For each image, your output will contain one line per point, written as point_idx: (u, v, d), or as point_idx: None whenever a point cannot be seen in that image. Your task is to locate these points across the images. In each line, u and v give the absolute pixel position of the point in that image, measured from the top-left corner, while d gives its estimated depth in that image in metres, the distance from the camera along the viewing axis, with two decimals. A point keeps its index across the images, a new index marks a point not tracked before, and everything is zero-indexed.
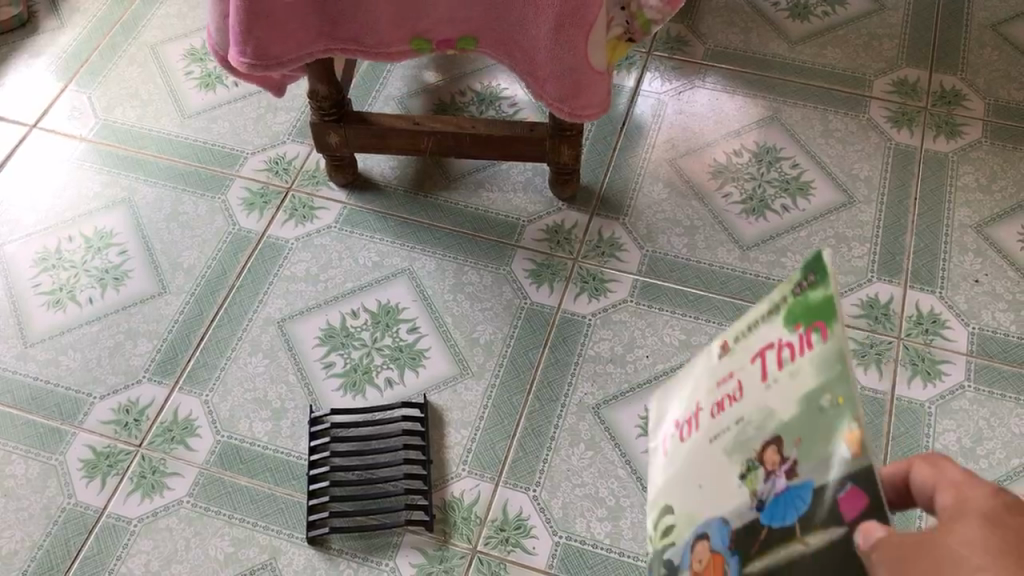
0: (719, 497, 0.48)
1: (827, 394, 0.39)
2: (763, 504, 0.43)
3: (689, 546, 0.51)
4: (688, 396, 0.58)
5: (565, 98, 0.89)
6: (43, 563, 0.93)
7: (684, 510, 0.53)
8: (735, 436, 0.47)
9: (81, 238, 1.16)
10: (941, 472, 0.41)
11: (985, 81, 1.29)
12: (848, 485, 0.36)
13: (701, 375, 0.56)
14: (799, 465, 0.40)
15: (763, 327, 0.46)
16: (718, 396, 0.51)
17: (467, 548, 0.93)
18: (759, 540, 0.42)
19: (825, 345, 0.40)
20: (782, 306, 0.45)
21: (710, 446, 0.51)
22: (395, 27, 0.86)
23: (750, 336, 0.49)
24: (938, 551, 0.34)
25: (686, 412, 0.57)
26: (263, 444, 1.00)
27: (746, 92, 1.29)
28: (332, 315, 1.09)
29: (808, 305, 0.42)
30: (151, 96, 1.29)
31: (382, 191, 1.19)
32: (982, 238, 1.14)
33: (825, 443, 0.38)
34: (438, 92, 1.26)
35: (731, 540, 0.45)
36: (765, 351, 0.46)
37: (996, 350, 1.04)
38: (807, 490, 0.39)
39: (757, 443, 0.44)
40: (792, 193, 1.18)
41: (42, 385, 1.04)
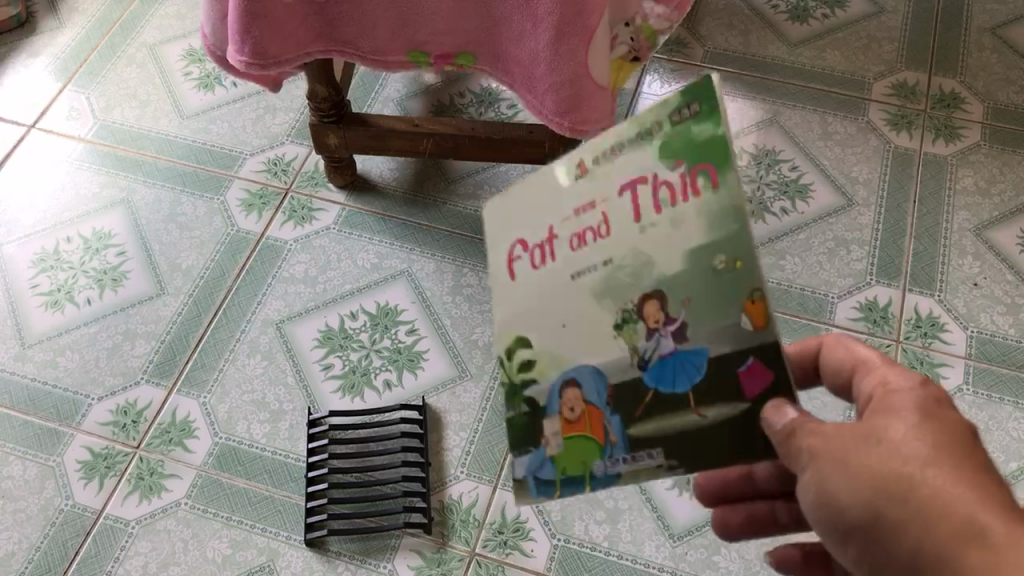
0: (586, 343, 0.46)
1: (718, 258, 0.42)
2: (646, 363, 0.45)
3: (551, 394, 0.47)
4: (502, 215, 0.50)
5: (568, 112, 0.85)
6: (41, 565, 0.92)
7: (539, 350, 0.47)
8: (604, 279, 0.45)
9: (79, 239, 1.16)
10: (856, 352, 0.52)
11: (984, 84, 1.29)
12: (748, 363, 0.43)
13: (520, 192, 0.49)
14: (692, 327, 0.43)
15: (622, 143, 0.44)
16: (568, 225, 0.46)
17: (465, 550, 0.93)
18: (642, 402, 0.45)
19: (716, 194, 0.41)
20: (649, 127, 0.43)
21: (563, 284, 0.47)
22: (392, 36, 0.87)
23: (609, 158, 0.45)
24: (884, 446, 0.43)
25: (511, 235, 0.49)
26: (261, 446, 1.00)
27: (745, 95, 1.29)
28: (330, 316, 1.09)
29: (695, 143, 0.41)
30: (149, 97, 1.29)
31: (380, 191, 1.19)
32: (981, 241, 1.14)
33: (728, 314, 0.42)
34: (437, 93, 1.26)
35: (611, 397, 0.46)
36: (635, 185, 0.44)
37: (994, 353, 1.05)
38: (703, 357, 0.44)
39: (637, 296, 0.44)
40: (791, 196, 1.18)
41: (40, 386, 1.04)
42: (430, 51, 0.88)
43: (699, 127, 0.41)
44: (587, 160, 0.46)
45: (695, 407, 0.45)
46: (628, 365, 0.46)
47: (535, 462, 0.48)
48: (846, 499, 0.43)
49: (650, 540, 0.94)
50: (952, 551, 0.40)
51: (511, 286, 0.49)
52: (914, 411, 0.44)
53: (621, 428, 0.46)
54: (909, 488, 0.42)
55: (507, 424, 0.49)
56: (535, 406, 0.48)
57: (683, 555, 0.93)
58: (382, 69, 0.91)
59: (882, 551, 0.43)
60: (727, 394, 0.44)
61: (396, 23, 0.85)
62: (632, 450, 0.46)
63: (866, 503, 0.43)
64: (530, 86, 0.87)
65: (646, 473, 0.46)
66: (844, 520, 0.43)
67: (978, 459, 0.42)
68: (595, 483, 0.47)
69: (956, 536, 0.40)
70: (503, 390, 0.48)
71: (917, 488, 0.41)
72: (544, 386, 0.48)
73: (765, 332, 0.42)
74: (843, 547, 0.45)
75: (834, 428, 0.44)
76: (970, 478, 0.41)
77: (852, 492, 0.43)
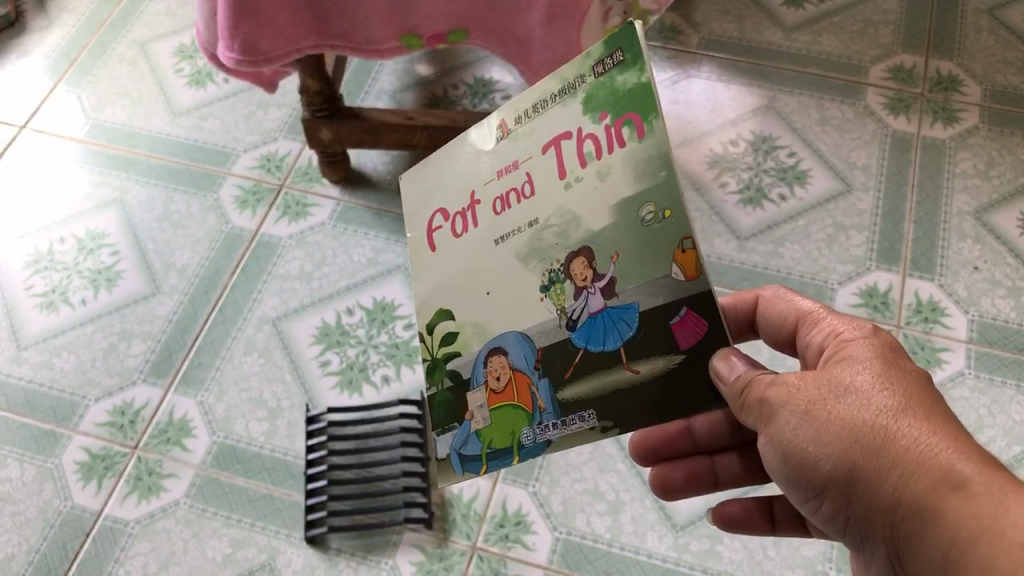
0: (518, 308, 0.52)
1: (646, 208, 0.46)
2: (575, 324, 0.50)
3: (477, 362, 0.54)
4: (436, 185, 0.57)
5: None
6: (41, 567, 0.92)
7: (463, 321, 0.55)
8: (528, 238, 0.51)
9: (73, 239, 1.15)
10: (797, 304, 0.59)
11: (982, 67, 1.28)
12: (681, 313, 0.47)
13: (450, 168, 0.56)
14: (620, 276, 0.47)
15: (551, 105, 0.50)
16: (491, 192, 0.53)
17: (467, 545, 0.92)
18: (571, 364, 0.50)
19: (642, 142, 0.45)
20: (573, 90, 0.49)
21: (491, 245, 0.53)
22: (385, 24, 0.85)
23: (532, 121, 0.51)
24: (852, 399, 0.49)
25: (437, 205, 0.57)
26: (260, 445, 0.99)
27: (741, 82, 1.28)
28: (326, 313, 1.08)
29: (627, 97, 0.46)
30: (141, 95, 1.28)
31: (374, 185, 1.18)
32: (981, 225, 1.13)
33: (658, 267, 0.46)
34: (430, 86, 1.25)
35: (539, 358, 0.51)
36: (559, 142, 0.50)
37: (996, 337, 1.04)
38: (634, 313, 0.48)
39: (564, 255, 0.49)
40: (789, 182, 1.17)
41: (36, 388, 1.03)
42: (423, 32, 0.87)
43: (622, 76, 0.46)
44: (511, 122, 0.53)
45: (629, 364, 0.49)
46: (556, 327, 0.51)
47: (464, 432, 0.55)
48: (819, 452, 0.49)
49: (652, 531, 0.93)
50: (929, 497, 0.45)
51: (437, 256, 0.57)
52: (874, 363, 0.50)
53: (550, 392, 0.51)
54: (882, 438, 0.47)
55: (436, 401, 0.57)
56: (456, 379, 0.55)
57: (686, 546, 0.92)
58: (376, 58, 0.89)
59: (858, 495, 0.49)
60: (664, 347, 0.48)
61: (387, 9, 0.84)
62: (562, 414, 0.51)
63: (840, 456, 0.48)
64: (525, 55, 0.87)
65: (578, 434, 0.50)
66: (818, 471, 0.49)
67: (939, 406, 0.48)
68: (519, 446, 0.52)
69: (930, 484, 0.45)
70: (426, 367, 0.57)
71: (889, 442, 0.47)
72: (467, 357, 0.55)
73: (700, 282, 0.46)
74: (821, 499, 0.51)
75: (796, 384, 0.50)
76: (936, 425, 0.47)
77: (826, 447, 0.49)
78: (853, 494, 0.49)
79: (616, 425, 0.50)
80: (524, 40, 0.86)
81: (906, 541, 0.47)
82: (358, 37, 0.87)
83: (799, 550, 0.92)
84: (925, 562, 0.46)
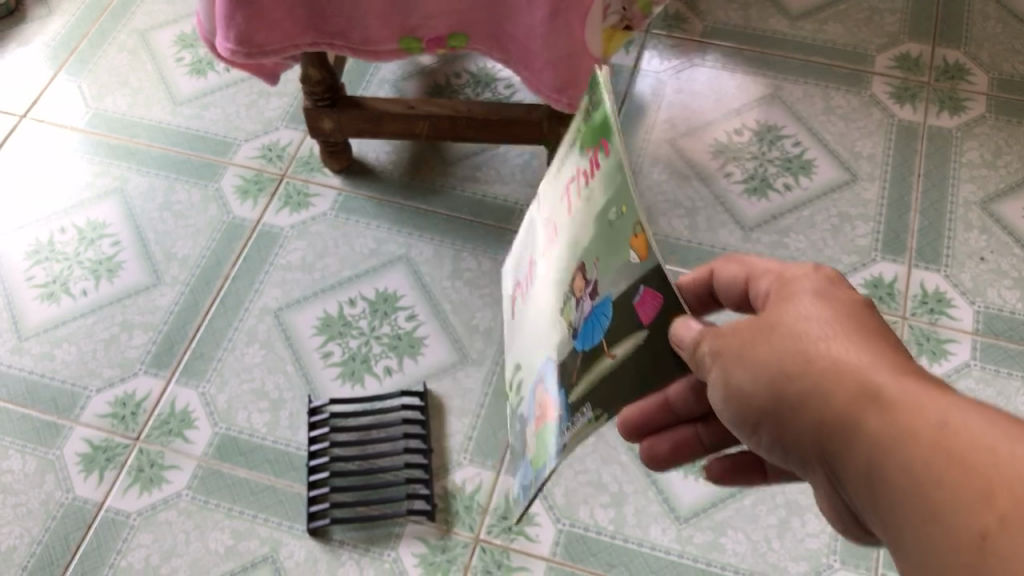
0: (552, 344, 0.55)
1: (613, 211, 0.44)
2: (580, 330, 0.50)
3: (530, 398, 0.59)
4: (530, 253, 0.63)
5: (564, 88, 0.85)
6: (43, 559, 0.92)
7: (528, 361, 0.60)
8: (563, 276, 0.53)
9: (74, 229, 1.14)
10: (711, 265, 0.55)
11: (989, 55, 1.27)
12: (641, 292, 0.43)
13: (535, 236, 0.61)
14: (601, 285, 0.47)
15: (570, 152, 0.52)
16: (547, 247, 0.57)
17: (469, 537, 0.92)
18: (578, 368, 0.50)
19: (605, 158, 0.44)
20: (576, 133, 0.50)
21: (546, 295, 0.57)
22: (382, 25, 0.85)
23: (562, 171, 0.53)
24: (780, 328, 0.44)
25: (529, 267, 0.63)
26: (262, 436, 0.99)
27: (746, 70, 1.27)
28: (328, 304, 1.07)
29: (593, 128, 0.46)
30: (142, 84, 1.27)
31: (377, 174, 1.17)
32: (987, 215, 1.12)
33: (619, 255, 0.44)
34: (432, 75, 1.24)
35: (560, 374, 0.53)
36: (574, 183, 0.51)
37: (1002, 328, 1.03)
38: (608, 305, 0.46)
39: (575, 273, 0.50)
40: (794, 172, 1.17)
41: (37, 379, 1.03)
42: (422, 36, 0.86)
43: (593, 106, 0.46)
44: (557, 177, 0.55)
45: (609, 351, 0.47)
46: (572, 339, 0.52)
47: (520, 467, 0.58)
48: (747, 381, 0.44)
49: (656, 523, 0.93)
50: (852, 410, 0.39)
51: (525, 317, 0.63)
52: (813, 291, 0.45)
53: (565, 400, 0.51)
54: (810, 357, 0.42)
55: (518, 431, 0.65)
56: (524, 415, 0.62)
57: (689, 539, 0.92)
58: (373, 59, 0.89)
59: (787, 429, 0.43)
60: (629, 325, 0.45)
61: (384, 8, 0.84)
62: (570, 417, 0.50)
63: (768, 381, 0.43)
64: (525, 61, 0.87)
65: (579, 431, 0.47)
66: (746, 404, 0.44)
67: (876, 328, 0.43)
68: (544, 457, 0.53)
69: (853, 396, 0.40)
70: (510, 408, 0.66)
71: (813, 360, 0.42)
72: (529, 393, 0.60)
73: (650, 262, 0.41)
74: (755, 440, 0.45)
75: (729, 324, 0.46)
76: (863, 343, 0.42)
77: (754, 374, 0.44)
78: (782, 427, 0.43)
79: (606, 410, 0.46)
80: (524, 44, 0.85)
81: (837, 467, 0.41)
82: (355, 36, 0.86)
83: (803, 542, 0.91)
84: (854, 483, 0.39)
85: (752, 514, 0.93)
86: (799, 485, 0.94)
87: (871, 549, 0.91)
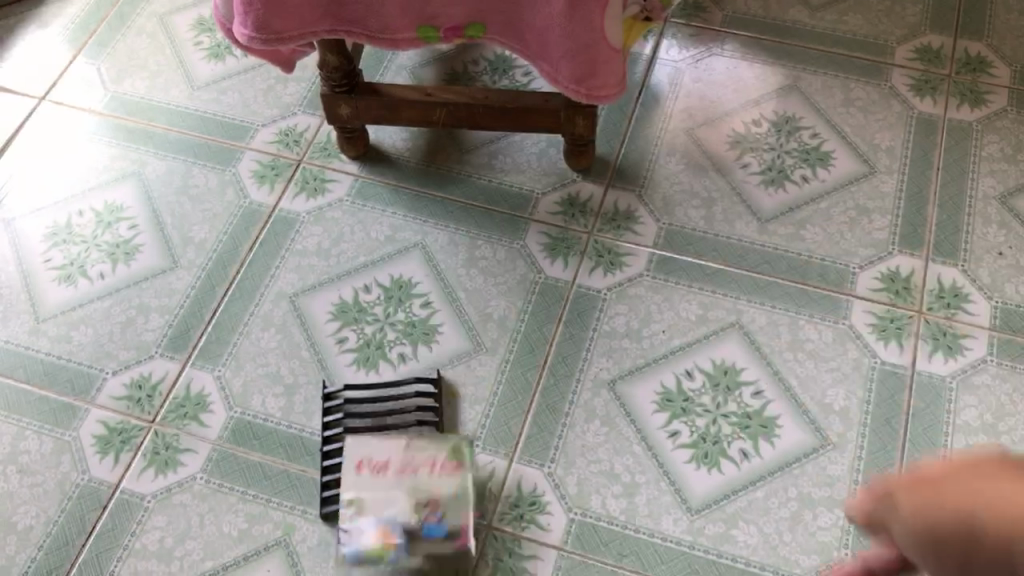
0: None
1: None
2: None
3: None
4: None
5: (582, 78, 0.87)
6: (58, 539, 0.93)
7: None
8: None
9: (92, 212, 1.15)
10: None
11: (1011, 48, 1.26)
12: None
13: None
14: None
15: None
16: None
17: (482, 524, 0.93)
18: None
19: None
20: None
21: None
22: (400, 12, 0.85)
23: None
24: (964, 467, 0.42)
25: None
26: (276, 420, 0.99)
27: (765, 60, 1.26)
28: (343, 290, 1.08)
29: None
30: (160, 67, 1.27)
31: (393, 162, 1.17)
32: (1006, 209, 1.11)
33: None
34: (450, 62, 1.24)
35: None
36: None
37: (1020, 325, 1.03)
38: None
39: None
40: (812, 164, 1.16)
41: (54, 360, 1.04)
42: (440, 23, 0.86)
43: None
44: None
45: None
46: None
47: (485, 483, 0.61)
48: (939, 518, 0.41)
49: (668, 514, 0.93)
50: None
51: None
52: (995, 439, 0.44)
53: None
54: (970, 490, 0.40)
55: None
56: None
57: (700, 530, 0.92)
58: (391, 47, 0.89)
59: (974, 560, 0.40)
60: None
61: None
62: None
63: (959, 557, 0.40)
64: (544, 51, 0.87)
65: None
66: (947, 551, 0.41)
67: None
68: None
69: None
70: None
71: (1014, 506, 0.38)
72: None
73: None
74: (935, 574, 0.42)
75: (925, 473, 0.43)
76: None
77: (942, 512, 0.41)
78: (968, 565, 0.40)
79: None
80: (543, 31, 0.86)
81: None
82: (374, 24, 0.86)
83: (815, 535, 0.91)
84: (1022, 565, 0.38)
85: (764, 506, 0.93)
86: (811, 478, 0.94)
87: None
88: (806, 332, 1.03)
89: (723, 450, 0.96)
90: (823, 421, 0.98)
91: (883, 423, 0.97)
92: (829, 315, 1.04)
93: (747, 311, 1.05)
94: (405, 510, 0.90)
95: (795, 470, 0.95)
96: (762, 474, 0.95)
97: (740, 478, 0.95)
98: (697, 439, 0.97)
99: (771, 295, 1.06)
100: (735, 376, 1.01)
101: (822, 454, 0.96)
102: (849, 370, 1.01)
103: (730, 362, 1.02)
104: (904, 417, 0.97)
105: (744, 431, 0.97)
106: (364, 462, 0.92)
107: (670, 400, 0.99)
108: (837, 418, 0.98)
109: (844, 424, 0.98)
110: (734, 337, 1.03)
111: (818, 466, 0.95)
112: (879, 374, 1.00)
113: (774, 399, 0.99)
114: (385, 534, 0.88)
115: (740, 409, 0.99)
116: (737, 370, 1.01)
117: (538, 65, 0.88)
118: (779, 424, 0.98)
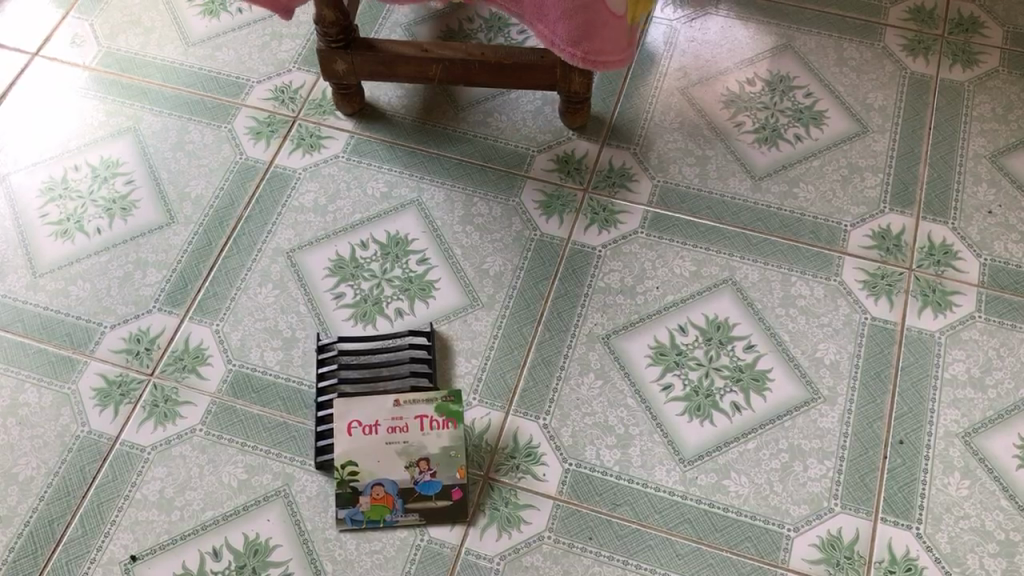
0: None
1: None
2: None
3: None
4: None
5: (580, 41, 0.89)
6: (60, 490, 0.94)
7: None
8: None
9: (87, 167, 1.15)
10: None
11: (1004, 9, 1.27)
12: None
13: None
14: None
15: None
16: None
17: (480, 475, 0.94)
18: None
19: None
20: None
21: None
22: None
23: None
24: None
25: None
26: (274, 373, 1.00)
27: (759, 20, 1.27)
28: (340, 245, 1.08)
29: None
30: (153, 25, 1.27)
31: (389, 120, 1.18)
32: (996, 168, 1.12)
33: None
34: (445, 20, 1.24)
35: None
36: None
37: (1008, 281, 1.04)
38: None
39: None
40: (805, 122, 1.17)
41: (53, 314, 1.04)
42: None
43: None
44: None
45: None
46: None
47: None
48: None
49: (661, 465, 0.95)
50: None
51: None
52: None
53: None
54: None
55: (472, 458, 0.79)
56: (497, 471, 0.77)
57: (693, 480, 0.94)
58: None
59: None
60: None
61: None
62: None
63: None
64: (540, 13, 0.90)
65: None
66: None
67: None
68: None
69: None
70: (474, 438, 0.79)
71: None
72: None
73: None
74: None
75: None
76: None
77: None
78: None
79: None
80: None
81: None
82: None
83: (805, 486, 0.93)
84: None
85: (756, 457, 0.95)
86: (801, 430, 0.96)
87: (870, 494, 0.92)
88: (798, 288, 1.05)
89: (716, 403, 0.98)
90: (814, 374, 0.99)
91: (873, 377, 0.99)
92: (821, 272, 1.05)
93: (741, 268, 1.06)
94: (399, 470, 0.92)
95: (786, 421, 0.97)
96: (753, 427, 0.96)
97: (732, 430, 0.96)
98: (689, 392, 0.98)
99: (764, 252, 1.07)
100: (728, 330, 1.02)
101: (813, 407, 0.97)
102: (840, 326, 1.02)
103: (722, 316, 1.03)
104: (894, 371, 0.99)
105: (736, 383, 0.99)
106: (354, 424, 0.94)
107: (664, 353, 1.01)
108: (828, 371, 0.99)
109: (835, 377, 0.99)
110: (728, 293, 1.05)
111: (809, 418, 0.97)
112: (869, 330, 1.02)
113: (766, 353, 1.01)
114: (379, 495, 0.91)
115: (732, 363, 1.00)
116: (729, 325, 1.02)
117: (537, 29, 0.91)
118: (771, 377, 0.99)
